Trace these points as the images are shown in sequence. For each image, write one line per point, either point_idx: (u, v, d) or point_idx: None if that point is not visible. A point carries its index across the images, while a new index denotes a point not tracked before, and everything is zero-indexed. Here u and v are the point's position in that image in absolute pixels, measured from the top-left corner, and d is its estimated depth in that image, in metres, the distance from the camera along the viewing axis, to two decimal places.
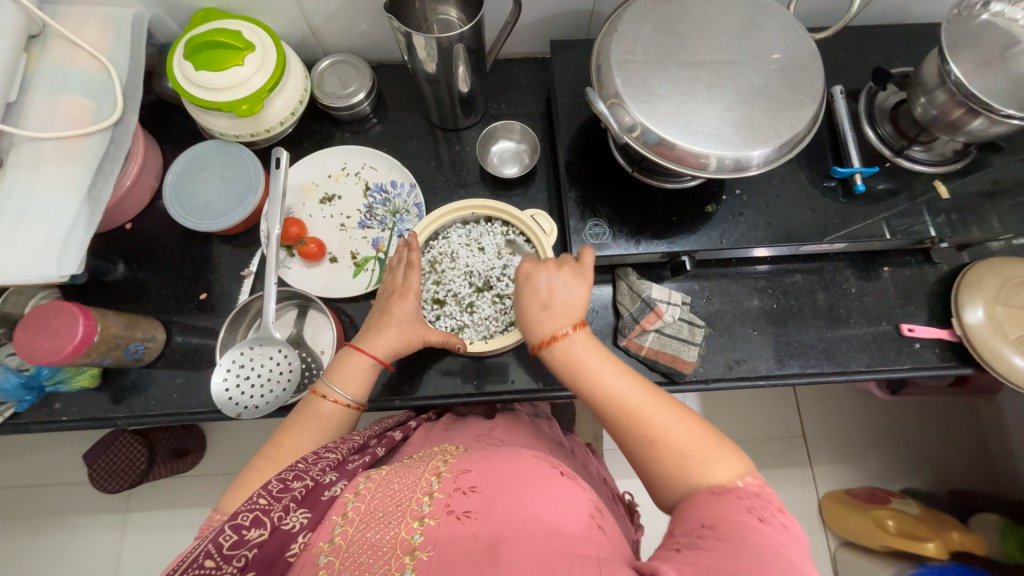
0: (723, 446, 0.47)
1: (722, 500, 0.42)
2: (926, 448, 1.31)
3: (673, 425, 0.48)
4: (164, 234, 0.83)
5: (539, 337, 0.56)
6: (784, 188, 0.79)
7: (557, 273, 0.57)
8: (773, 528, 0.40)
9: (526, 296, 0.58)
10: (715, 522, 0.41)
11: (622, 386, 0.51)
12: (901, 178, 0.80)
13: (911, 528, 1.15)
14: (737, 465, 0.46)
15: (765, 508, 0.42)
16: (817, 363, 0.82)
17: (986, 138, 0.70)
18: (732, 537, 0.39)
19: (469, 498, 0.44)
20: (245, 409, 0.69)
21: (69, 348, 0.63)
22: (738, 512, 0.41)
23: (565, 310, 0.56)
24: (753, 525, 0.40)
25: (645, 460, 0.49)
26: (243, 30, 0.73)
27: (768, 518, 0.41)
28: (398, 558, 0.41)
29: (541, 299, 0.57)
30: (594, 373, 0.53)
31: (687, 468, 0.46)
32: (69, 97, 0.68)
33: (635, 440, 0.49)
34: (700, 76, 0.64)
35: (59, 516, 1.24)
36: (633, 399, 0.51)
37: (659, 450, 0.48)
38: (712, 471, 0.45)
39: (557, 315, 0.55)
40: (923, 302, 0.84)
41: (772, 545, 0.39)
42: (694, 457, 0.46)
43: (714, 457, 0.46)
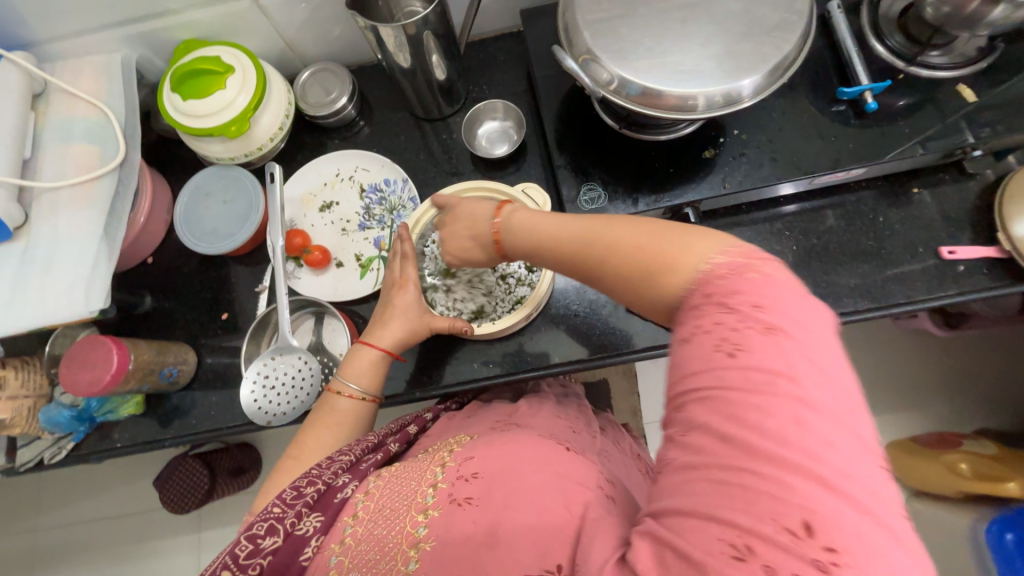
0: (688, 234, 0.41)
1: (689, 339, 0.36)
2: (996, 381, 1.21)
3: (627, 236, 0.43)
4: (183, 263, 0.87)
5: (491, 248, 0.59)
6: (788, 120, 0.74)
7: (460, 206, 0.64)
8: (749, 363, 0.32)
9: (452, 231, 0.63)
10: (683, 402, 0.34)
11: (569, 231, 0.48)
12: (922, 90, 0.73)
13: (991, 469, 1.04)
14: (706, 246, 0.39)
15: (742, 330, 0.33)
16: (850, 301, 0.77)
17: (1010, 27, 0.63)
18: (693, 412, 0.33)
19: (470, 485, 0.45)
20: (274, 415, 0.72)
21: (107, 378, 0.68)
22: (700, 364, 0.34)
23: (482, 219, 0.60)
24: (716, 369, 0.33)
25: (618, 284, 0.44)
26: (221, 55, 0.75)
27: (745, 346, 0.33)
28: (403, 552, 0.43)
29: (469, 219, 0.61)
30: (538, 236, 0.51)
31: (651, 271, 0.41)
32: (76, 145, 0.73)
33: (602, 270, 0.45)
34: (673, 15, 0.60)
35: (140, 539, 1.34)
36: (580, 234, 0.47)
37: (621, 268, 0.43)
38: (677, 265, 0.39)
39: (482, 230, 0.59)
40: (963, 220, 0.77)
41: (741, 405, 0.31)
42: (655, 257, 0.41)
43: (678, 247, 0.40)
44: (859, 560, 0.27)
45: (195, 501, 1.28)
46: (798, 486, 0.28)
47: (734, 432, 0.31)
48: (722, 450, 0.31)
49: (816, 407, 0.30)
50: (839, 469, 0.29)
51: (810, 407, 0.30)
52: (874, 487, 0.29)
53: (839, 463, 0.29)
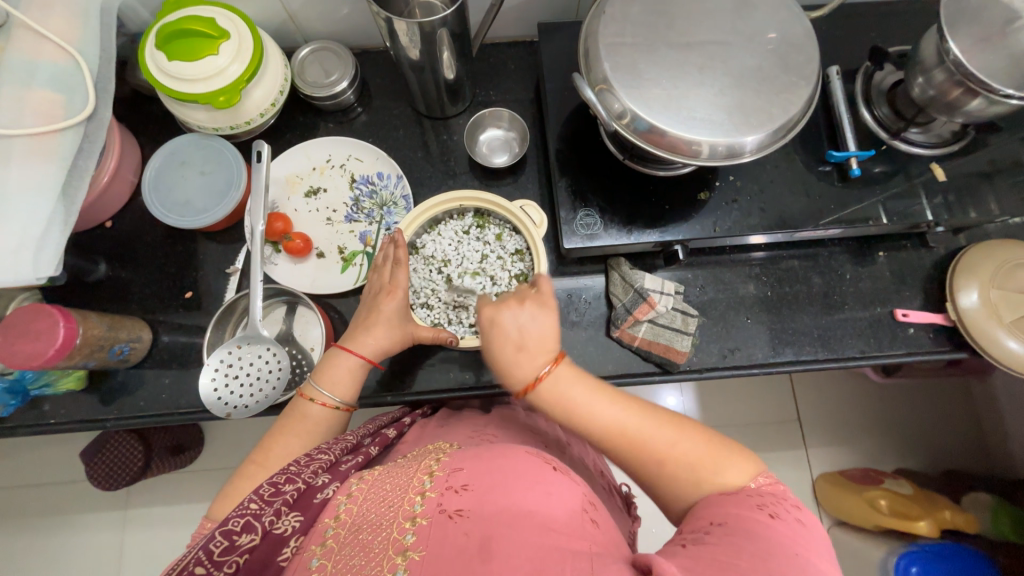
0: (731, 453, 0.48)
1: (734, 500, 0.43)
2: (922, 429, 1.32)
3: (681, 444, 0.48)
4: (147, 232, 0.81)
5: (522, 383, 0.53)
6: (779, 173, 0.77)
7: (524, 309, 0.54)
8: (784, 523, 0.41)
9: (496, 338, 0.54)
10: (724, 519, 0.41)
11: (618, 417, 0.50)
12: (899, 162, 0.78)
13: (903, 507, 1.15)
14: (748, 466, 0.47)
15: (777, 503, 0.43)
16: (812, 350, 0.81)
17: (984, 119, 0.69)
18: (739, 530, 0.40)
19: (461, 497, 0.44)
20: (234, 408, 0.68)
21: (51, 351, 0.62)
22: (746, 511, 0.41)
23: (541, 347, 0.53)
24: (764, 520, 0.41)
25: (664, 482, 0.48)
26: (216, 17, 0.70)
27: (781, 514, 0.42)
28: (390, 559, 0.41)
29: (514, 340, 0.53)
30: (588, 407, 0.51)
31: (699, 482, 0.47)
32: (37, 91, 0.65)
33: (652, 468, 0.49)
34: (690, 59, 0.62)
35: (57, 515, 1.24)
36: (629, 424, 0.50)
37: (672, 471, 0.48)
38: (727, 479, 0.46)
39: (530, 358, 0.53)
40: (918, 286, 0.84)
41: (781, 543, 0.39)
42: (708, 470, 0.47)
43: (726, 463, 0.47)
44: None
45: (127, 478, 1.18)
46: None
47: (772, 558, 0.37)
48: (766, 563, 0.37)
49: (825, 570, 0.39)
50: None
51: (818, 559, 0.39)
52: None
53: None
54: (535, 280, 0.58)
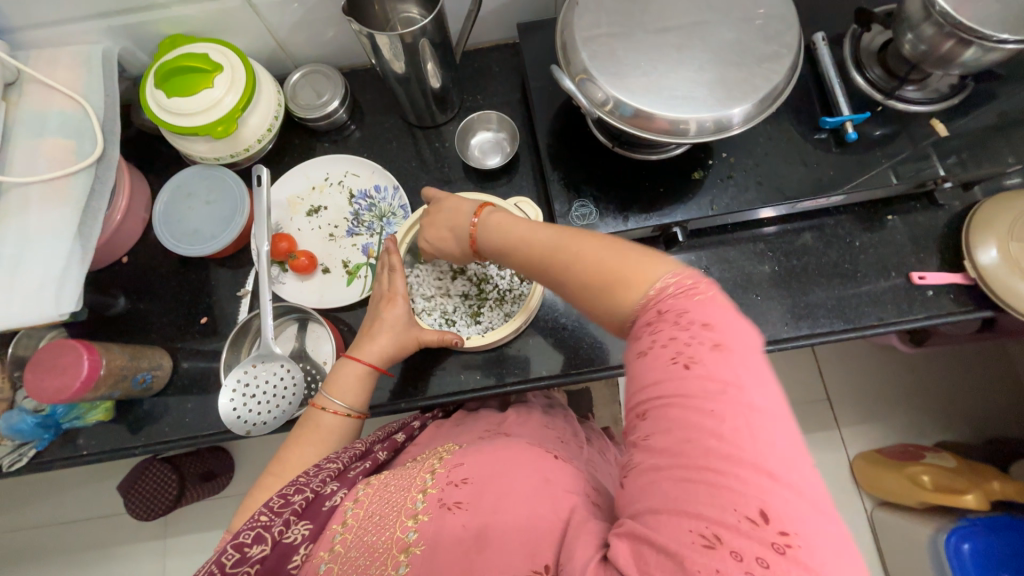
0: (646, 257, 0.44)
1: (648, 352, 0.39)
2: (958, 398, 1.27)
3: (587, 253, 0.47)
4: (161, 264, 0.84)
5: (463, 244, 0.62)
6: (774, 145, 0.76)
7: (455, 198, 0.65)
8: (704, 375, 0.35)
9: (435, 220, 0.65)
10: (646, 409, 0.37)
11: (541, 233, 0.52)
12: (899, 122, 0.77)
13: (948, 481, 1.09)
14: (661, 266, 0.43)
15: (691, 339, 0.37)
16: (828, 322, 0.79)
17: (981, 68, 0.67)
18: (662, 417, 0.36)
19: (460, 490, 0.44)
20: (254, 425, 0.70)
21: (77, 384, 0.65)
22: (662, 379, 0.36)
23: (463, 213, 0.62)
24: (678, 378, 0.36)
25: (576, 289, 0.47)
26: (209, 52, 0.73)
27: (698, 361, 0.36)
28: (393, 557, 0.42)
29: (449, 219, 0.63)
30: (517, 233, 0.54)
31: (607, 284, 0.44)
32: (50, 139, 0.69)
33: (566, 276, 0.48)
34: (668, 41, 0.62)
35: (101, 547, 1.28)
36: (550, 237, 0.50)
37: (583, 273, 0.46)
38: (632, 281, 0.43)
39: (461, 227, 0.61)
40: (933, 247, 0.81)
41: (694, 409, 0.34)
42: (615, 273, 0.44)
43: (628, 272, 0.44)
44: (803, 537, 0.30)
45: (157, 509, 1.22)
46: (748, 501, 0.31)
47: (694, 445, 0.33)
48: (687, 456, 0.33)
49: (755, 408, 0.34)
50: (792, 525, 0.30)
51: (749, 410, 0.34)
52: (805, 472, 0.33)
53: (784, 474, 0.32)
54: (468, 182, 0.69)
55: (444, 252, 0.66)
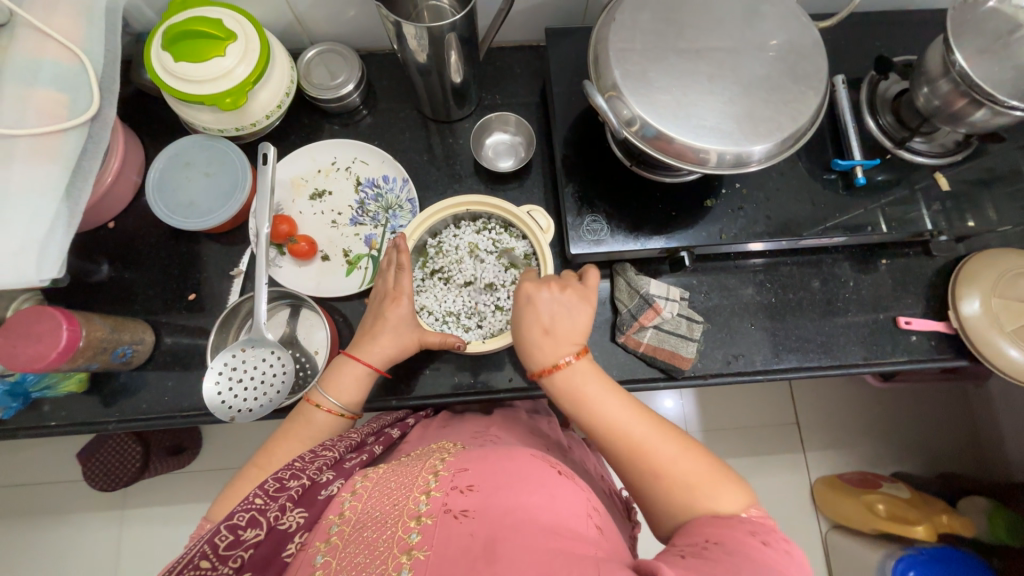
0: (728, 480, 0.48)
1: (725, 524, 0.43)
2: (919, 434, 1.33)
3: (680, 456, 0.49)
4: (149, 233, 0.80)
5: (540, 365, 0.55)
6: (784, 180, 0.78)
7: (562, 296, 0.55)
8: (777, 551, 0.41)
9: (526, 316, 0.55)
10: (719, 539, 0.41)
11: (624, 417, 0.51)
12: (902, 170, 0.79)
13: (902, 511, 1.15)
14: (743, 496, 0.46)
15: (769, 531, 0.43)
16: (815, 357, 0.82)
17: (988, 129, 0.69)
18: (738, 552, 0.40)
19: (466, 498, 0.43)
20: (238, 412, 0.67)
21: (54, 354, 0.62)
22: (741, 537, 0.42)
23: (567, 337, 0.54)
24: (758, 546, 0.41)
25: (647, 489, 0.49)
26: (223, 18, 0.70)
27: (772, 541, 0.42)
28: (394, 558, 0.40)
29: (542, 324, 0.55)
30: (599, 404, 0.52)
31: (689, 497, 0.47)
32: (41, 90, 0.64)
33: (641, 476, 0.49)
34: (700, 68, 0.62)
35: (53, 515, 1.23)
36: (634, 427, 0.51)
37: (664, 481, 0.48)
38: (720, 501, 0.46)
39: (554, 344, 0.54)
40: (920, 294, 0.84)
41: (776, 570, 0.39)
42: (699, 489, 0.47)
43: (723, 488, 0.47)
44: None
45: (113, 484, 1.18)
46: None
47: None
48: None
49: None
50: None
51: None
52: None
53: None
54: (585, 272, 0.59)
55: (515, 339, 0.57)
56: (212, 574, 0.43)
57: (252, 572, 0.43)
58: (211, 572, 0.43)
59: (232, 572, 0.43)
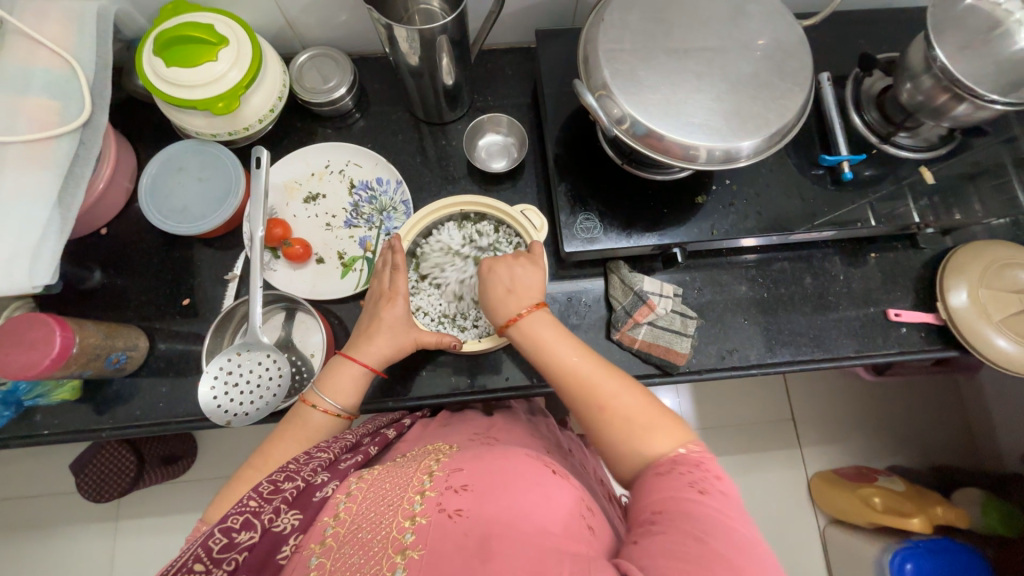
0: (668, 420, 0.50)
1: (666, 478, 0.44)
2: (913, 427, 1.34)
3: (623, 396, 0.51)
4: (143, 239, 0.80)
5: (503, 317, 0.60)
6: (773, 176, 0.79)
7: (519, 263, 0.63)
8: (713, 498, 0.42)
9: (491, 280, 0.62)
10: (661, 507, 0.42)
11: (574, 360, 0.55)
12: (889, 165, 0.81)
13: (897, 504, 1.16)
14: (681, 434, 0.48)
15: (706, 477, 0.44)
16: (807, 350, 0.83)
17: (971, 123, 0.71)
18: (679, 516, 0.41)
19: (460, 497, 0.43)
20: (235, 416, 0.67)
21: (47, 361, 0.61)
22: (678, 489, 0.43)
23: (527, 292, 0.61)
24: (695, 498, 0.42)
25: (594, 427, 0.52)
26: (214, 24, 0.70)
27: (709, 489, 0.43)
28: (389, 559, 0.40)
29: (506, 284, 0.62)
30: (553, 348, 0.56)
31: (630, 434, 0.49)
32: (32, 97, 0.64)
33: (588, 415, 0.52)
34: (688, 66, 0.63)
35: (47, 527, 1.21)
36: (583, 370, 0.54)
37: (607, 418, 0.51)
38: (655, 440, 0.48)
39: (513, 299, 0.60)
40: (909, 286, 0.85)
41: (716, 523, 0.40)
42: (640, 427, 0.49)
43: (663, 429, 0.49)
44: None
45: (106, 494, 1.16)
46: None
47: (707, 539, 0.39)
48: (701, 544, 0.38)
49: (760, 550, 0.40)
50: None
51: (745, 526, 0.42)
52: None
53: None
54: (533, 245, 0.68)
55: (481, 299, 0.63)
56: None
57: (247, 574, 0.43)
58: (204, 575, 0.43)
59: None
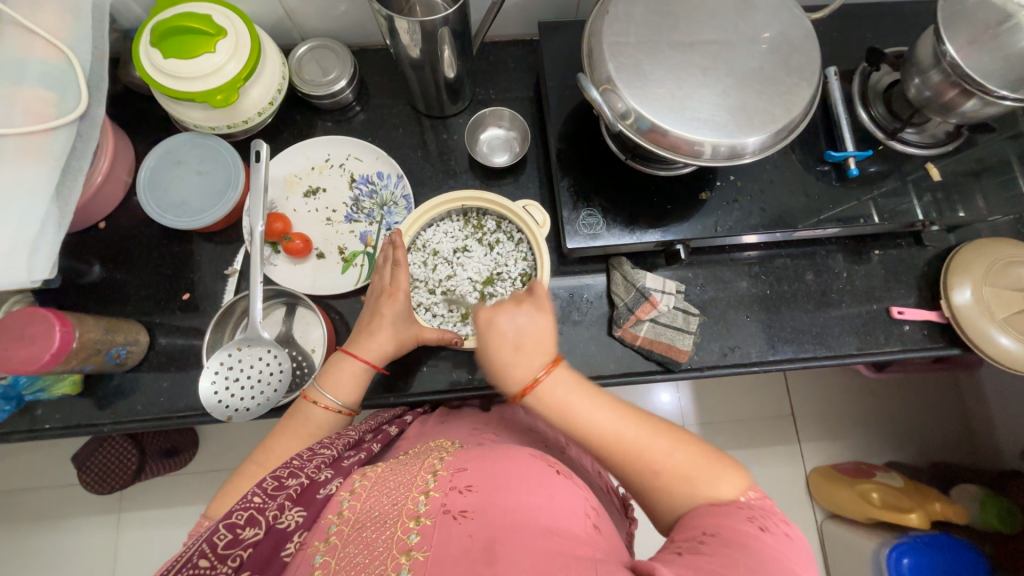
0: (722, 464, 0.47)
1: (724, 513, 0.43)
2: (912, 423, 1.34)
3: (674, 452, 0.48)
4: (142, 233, 0.79)
5: (518, 385, 0.52)
6: (778, 172, 0.78)
7: (520, 310, 0.53)
8: (774, 537, 0.41)
9: (492, 340, 0.53)
10: (716, 530, 0.41)
11: (612, 425, 0.49)
12: (894, 161, 0.80)
13: (895, 499, 1.16)
14: (738, 478, 0.46)
15: (764, 515, 0.43)
16: (809, 348, 0.82)
17: (978, 119, 0.70)
18: (734, 543, 0.39)
19: (465, 498, 0.43)
20: (236, 411, 0.67)
21: (47, 356, 0.61)
22: (738, 524, 0.41)
23: (537, 348, 0.52)
24: (755, 534, 0.41)
25: (650, 491, 0.48)
26: (212, 14, 0.69)
27: (769, 526, 0.42)
28: (393, 559, 0.40)
29: (510, 341, 0.52)
30: (584, 414, 0.49)
31: (692, 493, 0.46)
32: (28, 88, 0.63)
33: (643, 481, 0.48)
34: (694, 60, 0.62)
35: (49, 520, 1.22)
36: (624, 433, 0.49)
37: (666, 482, 0.47)
38: (719, 491, 0.45)
39: (525, 362, 0.52)
40: (912, 284, 0.85)
41: (774, 558, 0.39)
42: (700, 481, 0.46)
43: (722, 474, 0.47)
44: None
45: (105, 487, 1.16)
46: None
47: (767, 573, 0.37)
48: (758, 575, 0.37)
49: None
50: None
51: (803, 567, 0.40)
52: None
53: None
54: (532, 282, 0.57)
55: (484, 361, 0.55)
56: (210, 574, 0.42)
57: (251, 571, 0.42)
58: (209, 571, 0.42)
59: (231, 572, 0.43)
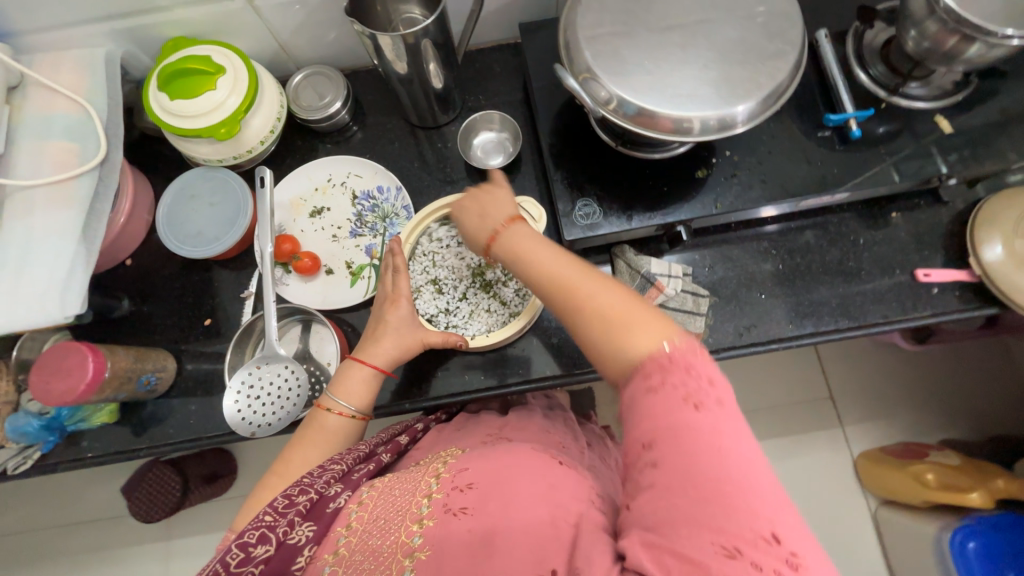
0: (650, 317, 0.46)
1: (653, 389, 0.41)
2: (963, 396, 1.26)
3: (605, 296, 0.48)
4: (164, 266, 0.84)
5: (483, 240, 0.60)
6: (776, 143, 0.76)
7: (489, 189, 0.63)
8: (707, 414, 0.40)
9: (468, 205, 0.63)
10: (652, 439, 0.40)
11: (553, 265, 0.53)
12: (902, 119, 0.77)
13: (954, 479, 1.07)
14: (665, 330, 0.44)
15: (700, 387, 0.41)
16: (832, 320, 0.79)
17: (985, 64, 0.67)
18: (669, 447, 0.39)
19: (465, 496, 0.44)
20: (258, 427, 0.70)
21: (82, 386, 0.66)
22: (670, 411, 0.40)
23: (500, 211, 0.60)
24: (689, 416, 0.39)
25: (576, 330, 0.49)
26: (211, 54, 0.73)
27: (704, 401, 0.40)
28: (398, 561, 0.42)
29: (480, 208, 0.62)
30: (532, 256, 0.54)
31: (612, 335, 0.46)
32: (55, 142, 0.69)
33: (570, 315, 0.50)
34: (672, 39, 0.62)
35: (105, 550, 1.28)
36: (562, 272, 0.52)
37: (590, 320, 0.48)
38: (638, 340, 0.44)
39: (489, 220, 0.60)
40: (937, 245, 0.81)
41: (711, 446, 0.38)
42: (621, 326, 0.46)
43: (645, 327, 0.45)
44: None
45: (145, 514, 1.21)
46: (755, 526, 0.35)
47: (705, 473, 0.37)
48: (692, 476, 0.37)
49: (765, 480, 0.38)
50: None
51: (746, 449, 0.39)
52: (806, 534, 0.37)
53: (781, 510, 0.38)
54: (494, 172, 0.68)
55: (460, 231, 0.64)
56: None
57: None
58: None
59: None
